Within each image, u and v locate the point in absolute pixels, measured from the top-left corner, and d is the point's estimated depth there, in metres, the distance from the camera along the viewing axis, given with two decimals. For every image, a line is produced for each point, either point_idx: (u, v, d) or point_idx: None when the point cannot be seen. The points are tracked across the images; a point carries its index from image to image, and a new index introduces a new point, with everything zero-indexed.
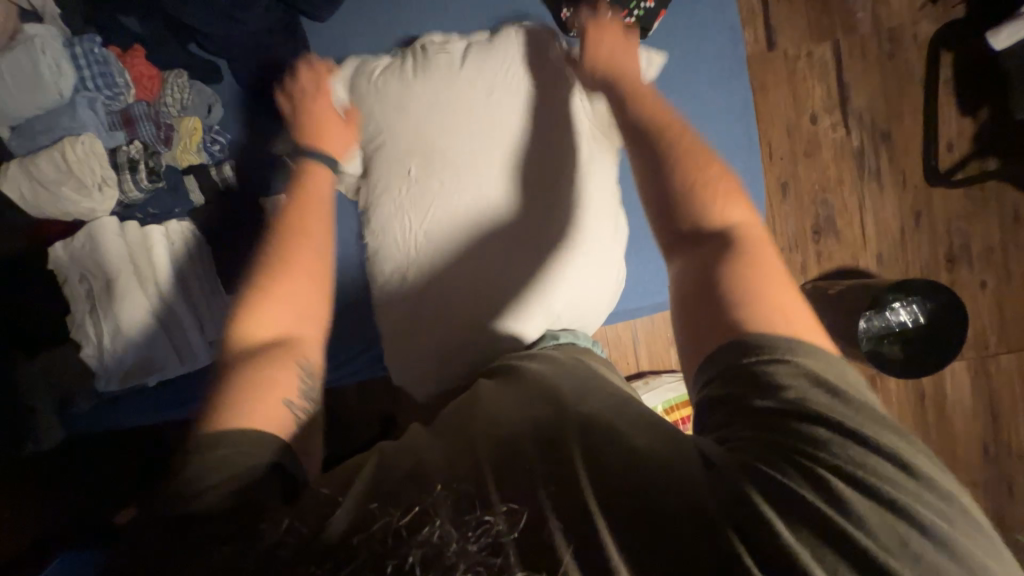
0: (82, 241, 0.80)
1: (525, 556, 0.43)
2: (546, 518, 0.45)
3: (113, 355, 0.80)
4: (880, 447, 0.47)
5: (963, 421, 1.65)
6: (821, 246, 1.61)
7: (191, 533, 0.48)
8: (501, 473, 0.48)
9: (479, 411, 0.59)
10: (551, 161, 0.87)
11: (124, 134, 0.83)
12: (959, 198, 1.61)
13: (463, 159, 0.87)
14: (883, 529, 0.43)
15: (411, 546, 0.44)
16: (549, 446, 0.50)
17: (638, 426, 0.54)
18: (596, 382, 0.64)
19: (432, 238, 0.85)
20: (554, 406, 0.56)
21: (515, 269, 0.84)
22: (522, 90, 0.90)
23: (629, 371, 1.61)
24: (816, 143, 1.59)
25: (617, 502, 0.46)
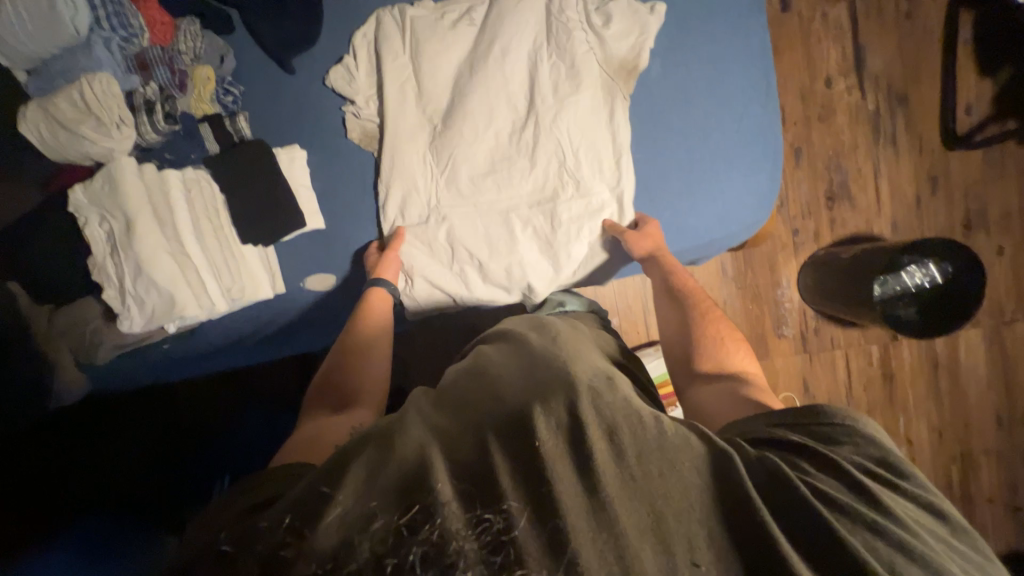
0: (101, 181, 0.72)
1: (529, 553, 0.46)
2: (552, 514, 0.48)
3: (136, 299, 0.74)
4: (869, 469, 0.57)
5: (977, 389, 1.64)
6: (834, 212, 1.59)
7: (236, 499, 0.56)
8: (510, 467, 0.51)
9: (485, 384, 0.63)
10: (562, 134, 0.88)
11: (139, 79, 0.77)
12: (976, 163, 1.58)
13: (490, 132, 0.89)
14: (888, 531, 0.50)
15: (414, 543, 0.46)
16: (555, 429, 0.54)
17: (640, 413, 0.57)
18: (590, 361, 0.68)
19: (459, 203, 0.90)
20: (557, 379, 0.60)
21: (533, 242, 0.91)
22: (533, 55, 0.89)
23: (640, 340, 1.62)
24: (830, 107, 1.56)
25: (620, 494, 0.50)
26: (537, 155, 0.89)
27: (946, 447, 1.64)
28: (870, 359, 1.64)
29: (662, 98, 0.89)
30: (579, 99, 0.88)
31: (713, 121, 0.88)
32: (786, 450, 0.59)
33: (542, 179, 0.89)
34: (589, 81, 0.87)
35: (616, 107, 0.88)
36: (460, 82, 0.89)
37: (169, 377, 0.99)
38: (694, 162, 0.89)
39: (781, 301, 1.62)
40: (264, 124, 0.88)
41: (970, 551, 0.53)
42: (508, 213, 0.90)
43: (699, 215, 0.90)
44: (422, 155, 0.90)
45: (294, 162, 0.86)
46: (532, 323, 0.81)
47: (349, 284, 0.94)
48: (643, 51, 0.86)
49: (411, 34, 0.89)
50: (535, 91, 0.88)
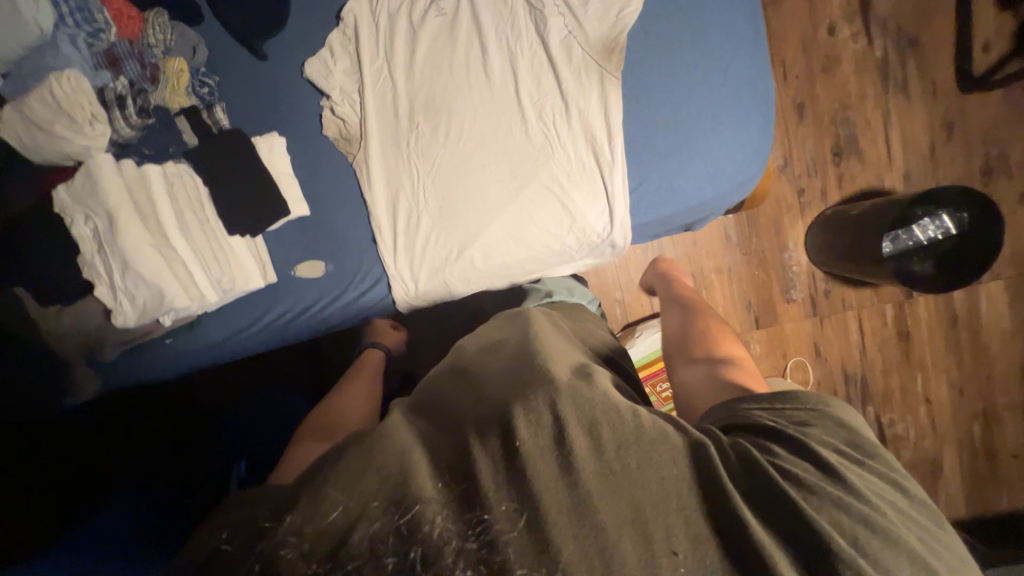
0: (81, 179, 0.74)
1: (518, 551, 0.47)
2: (534, 508, 0.49)
3: (127, 294, 0.77)
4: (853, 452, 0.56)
5: (1001, 343, 1.58)
6: (842, 169, 1.52)
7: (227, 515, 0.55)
8: (493, 468, 0.52)
9: (471, 389, 0.63)
10: (545, 139, 0.83)
11: (110, 75, 0.77)
12: (996, 104, 1.49)
13: (468, 134, 0.84)
14: (871, 512, 0.50)
15: (413, 543, 0.48)
16: (538, 427, 0.54)
17: (618, 405, 0.56)
18: (568, 355, 0.67)
19: (442, 209, 0.86)
20: (532, 377, 0.60)
21: (522, 251, 0.87)
22: (507, 47, 0.82)
23: (644, 312, 1.60)
24: (834, 57, 1.48)
25: (600, 487, 0.50)
26: (522, 158, 0.84)
27: (967, 404, 1.59)
28: (884, 319, 1.59)
29: (651, 75, 0.83)
30: (564, 90, 0.82)
31: (705, 83, 0.83)
32: (765, 436, 0.57)
33: (526, 184, 0.84)
34: (572, 71, 0.81)
35: (607, 94, 0.81)
36: (434, 78, 0.84)
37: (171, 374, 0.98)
38: (688, 135, 0.84)
39: (789, 264, 1.57)
40: (244, 114, 0.86)
41: (934, 527, 0.53)
42: (493, 223, 0.86)
43: (694, 188, 0.87)
44: (403, 160, 0.86)
45: (274, 149, 0.85)
46: (508, 317, 0.81)
47: (338, 270, 0.90)
48: (624, 25, 0.80)
49: (383, 29, 0.84)
50: (517, 87, 0.82)
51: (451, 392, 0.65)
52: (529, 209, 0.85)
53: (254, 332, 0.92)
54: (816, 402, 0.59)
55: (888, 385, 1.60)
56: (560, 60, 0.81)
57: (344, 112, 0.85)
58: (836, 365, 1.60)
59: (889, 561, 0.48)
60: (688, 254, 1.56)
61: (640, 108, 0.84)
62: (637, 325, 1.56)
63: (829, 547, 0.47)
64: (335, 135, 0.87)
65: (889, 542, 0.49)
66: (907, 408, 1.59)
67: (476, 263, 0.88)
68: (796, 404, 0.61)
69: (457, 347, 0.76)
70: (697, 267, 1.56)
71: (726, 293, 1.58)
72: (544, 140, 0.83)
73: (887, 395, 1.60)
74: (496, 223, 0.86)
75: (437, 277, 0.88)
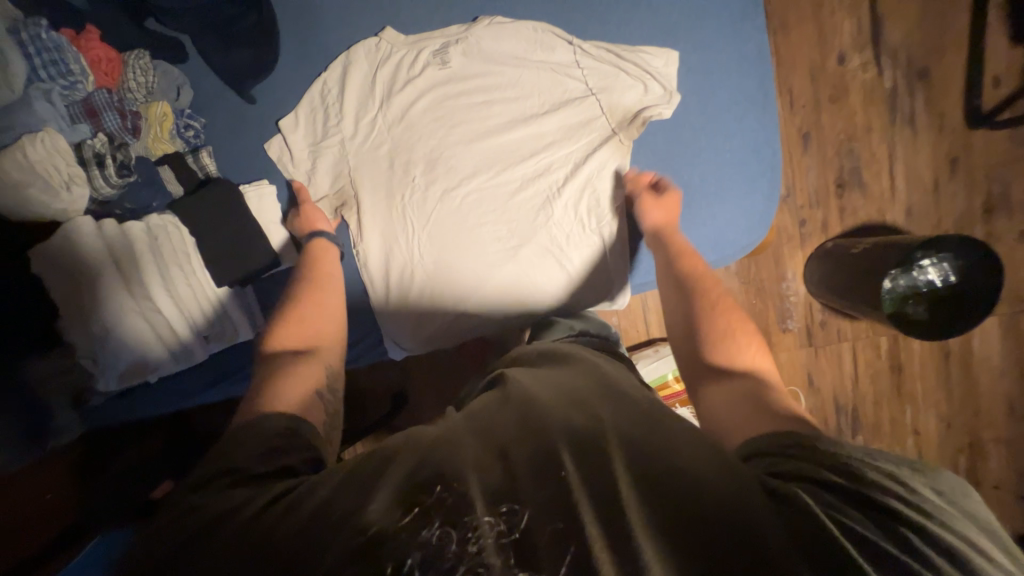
0: (58, 245, 0.70)
1: (533, 549, 0.38)
2: (560, 504, 0.40)
3: (111, 359, 0.74)
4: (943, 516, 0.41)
5: (990, 378, 1.59)
6: (844, 201, 1.51)
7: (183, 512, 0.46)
8: (525, 465, 0.44)
9: (496, 397, 0.56)
10: (546, 192, 0.84)
11: (88, 128, 0.72)
12: (1001, 140, 1.47)
13: (460, 180, 0.83)
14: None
15: (412, 547, 0.39)
16: (580, 427, 0.47)
17: (662, 419, 0.50)
18: (616, 378, 0.60)
19: (431, 253, 0.85)
20: (582, 397, 0.53)
21: (514, 300, 0.86)
22: (509, 100, 0.82)
23: (639, 339, 1.58)
24: (843, 87, 1.44)
25: (629, 488, 0.41)
26: (522, 217, 0.84)
27: (953, 436, 1.61)
28: (879, 351, 1.59)
29: (657, 139, 0.83)
30: (569, 158, 0.83)
31: (706, 141, 0.83)
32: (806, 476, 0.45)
33: (522, 236, 0.84)
34: (581, 138, 0.83)
35: (610, 156, 0.83)
36: (427, 126, 0.82)
37: (161, 409, 0.92)
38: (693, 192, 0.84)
39: (786, 294, 1.57)
40: (230, 158, 0.84)
41: None
42: (484, 265, 0.85)
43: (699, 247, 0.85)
44: (399, 213, 0.85)
45: (262, 198, 0.83)
46: (517, 352, 0.74)
47: None
48: (637, 90, 0.81)
49: (384, 78, 0.82)
50: (519, 144, 0.83)
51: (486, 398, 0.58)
52: (524, 261, 0.85)
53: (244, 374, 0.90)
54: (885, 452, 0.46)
55: (878, 415, 1.61)
56: (563, 120, 0.82)
57: (342, 160, 0.84)
58: (828, 395, 1.61)
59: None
60: None
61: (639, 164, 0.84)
62: (632, 353, 1.55)
63: None
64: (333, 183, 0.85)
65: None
66: (896, 439, 1.61)
67: (471, 319, 0.87)
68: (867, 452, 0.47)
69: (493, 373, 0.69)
70: None
71: None
72: (543, 193, 0.84)
73: (877, 426, 1.61)
74: (487, 265, 0.85)
75: (433, 337, 0.88)
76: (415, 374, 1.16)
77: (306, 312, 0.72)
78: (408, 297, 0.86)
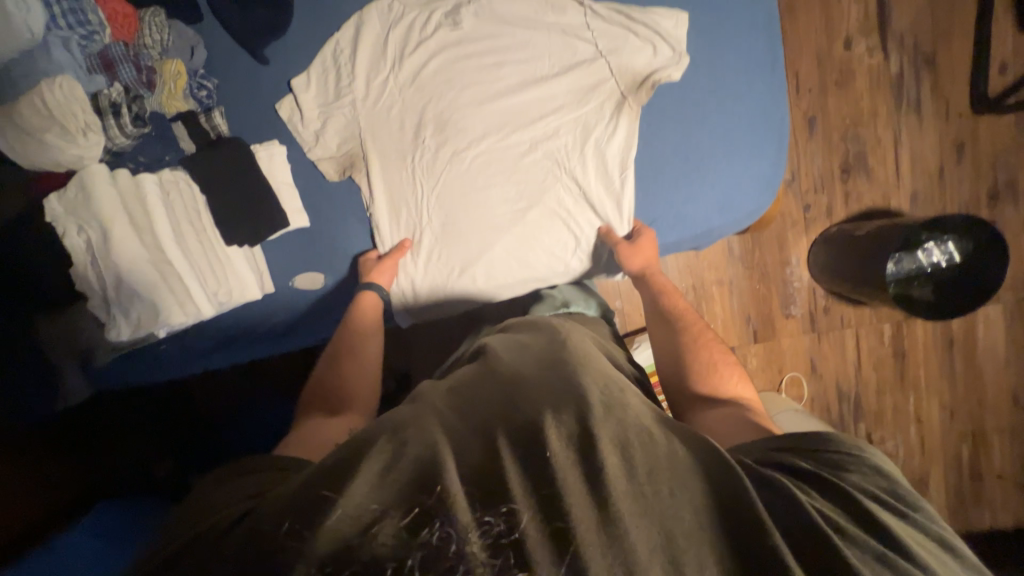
0: (75, 190, 0.71)
1: (534, 554, 0.41)
2: (558, 511, 0.43)
3: (121, 309, 0.75)
4: (889, 501, 0.53)
5: (994, 367, 1.59)
6: (849, 186, 1.51)
7: (194, 511, 0.50)
8: (520, 471, 0.46)
9: (492, 380, 0.60)
10: (555, 156, 0.85)
11: (104, 79, 0.74)
12: (1007, 128, 1.47)
13: (470, 143, 0.85)
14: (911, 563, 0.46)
15: (411, 548, 0.41)
16: (566, 435, 0.50)
17: (652, 429, 0.53)
18: (603, 370, 0.64)
19: (439, 214, 0.87)
20: (566, 384, 0.57)
21: (520, 262, 0.88)
22: (520, 63, 0.83)
23: (643, 323, 1.59)
24: (849, 72, 1.45)
25: (625, 497, 0.45)
26: (530, 181, 0.85)
27: (957, 426, 1.61)
28: (882, 339, 1.59)
29: (666, 102, 0.83)
30: (577, 122, 0.84)
31: (718, 106, 0.83)
32: (795, 475, 0.54)
33: (530, 199, 0.86)
34: (592, 101, 0.83)
35: (621, 120, 0.83)
36: (437, 88, 0.84)
37: (168, 375, 0.94)
38: (704, 159, 0.84)
39: (790, 280, 1.57)
40: (241, 118, 0.84)
41: None
42: (491, 228, 0.87)
43: (706, 215, 0.86)
44: (409, 175, 0.86)
45: (273, 159, 0.83)
46: (511, 330, 0.78)
47: (338, 283, 0.91)
48: (650, 54, 0.81)
49: (396, 40, 0.83)
50: (529, 107, 0.84)
51: (469, 386, 0.60)
52: (532, 223, 0.86)
53: (247, 341, 0.92)
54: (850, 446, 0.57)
55: (881, 403, 1.61)
56: (573, 83, 0.83)
57: (352, 120, 0.85)
58: (831, 382, 1.60)
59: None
60: (690, 266, 1.54)
61: (650, 129, 0.84)
62: (635, 336, 1.55)
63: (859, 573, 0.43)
64: (341, 144, 0.86)
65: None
66: (898, 427, 1.61)
67: (477, 281, 0.89)
68: (835, 449, 0.58)
69: (483, 347, 0.72)
70: (698, 280, 1.55)
71: (725, 307, 1.57)
72: (552, 157, 0.85)
73: (879, 414, 1.61)
74: (494, 228, 0.87)
75: (439, 297, 0.90)
76: (417, 350, 1.16)
77: (354, 352, 0.79)
78: (417, 258, 0.89)
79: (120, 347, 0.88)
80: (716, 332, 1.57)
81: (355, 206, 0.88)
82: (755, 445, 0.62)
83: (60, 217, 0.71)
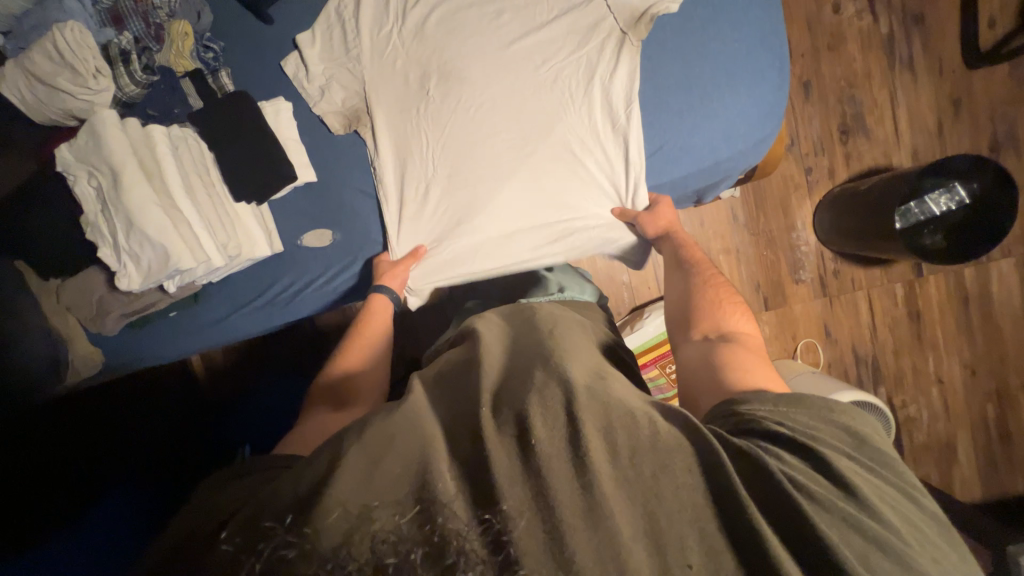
0: (85, 137, 0.72)
1: (527, 553, 0.43)
2: (548, 507, 0.45)
3: (131, 256, 0.74)
4: (864, 465, 0.53)
5: (1012, 321, 1.56)
6: (849, 147, 1.51)
7: (203, 500, 0.51)
8: (508, 460, 0.47)
9: (475, 371, 0.60)
10: (557, 98, 0.87)
11: (114, 32, 0.78)
12: (1001, 80, 1.49)
13: (472, 90, 0.87)
14: (885, 533, 0.46)
15: (415, 542, 0.43)
16: (553, 426, 0.50)
17: (634, 412, 0.52)
18: (588, 359, 0.65)
19: (445, 163, 0.89)
20: (544, 368, 0.58)
21: (527, 205, 0.90)
22: (518, 10, 0.87)
23: (652, 296, 1.56)
24: (840, 35, 1.47)
25: (615, 493, 0.46)
26: (533, 124, 0.87)
27: (980, 384, 1.57)
28: (895, 300, 1.57)
29: (665, 35, 0.85)
30: (577, 62, 0.87)
31: (716, 36, 0.84)
32: (776, 443, 0.52)
33: (533, 141, 0.88)
34: (592, 42, 0.86)
35: (622, 57, 0.85)
36: (439, 39, 0.87)
37: (184, 349, 0.95)
38: (705, 89, 0.85)
39: (797, 245, 1.55)
40: (247, 78, 0.85)
41: (948, 546, 0.49)
42: (495, 173, 0.89)
43: (709, 146, 0.88)
44: (414, 125, 0.89)
45: (279, 115, 0.84)
46: (504, 316, 0.80)
47: (344, 237, 0.90)
48: None
49: None
50: (529, 51, 0.87)
51: (453, 379, 0.62)
52: (536, 166, 0.88)
53: (246, 322, 0.93)
54: (823, 404, 0.56)
55: (900, 365, 1.57)
56: (570, 26, 0.86)
57: (358, 73, 0.87)
58: (847, 346, 1.57)
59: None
60: (695, 236, 1.53)
61: (650, 63, 0.85)
62: (645, 308, 1.53)
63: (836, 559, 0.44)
64: (348, 97, 0.88)
65: (901, 566, 0.45)
66: (920, 390, 1.57)
67: (484, 227, 0.91)
68: (808, 409, 0.56)
69: (472, 331, 0.73)
70: (704, 249, 1.54)
71: (734, 275, 1.55)
72: (553, 98, 0.87)
73: (899, 377, 1.57)
74: (499, 173, 0.89)
75: (446, 246, 0.91)
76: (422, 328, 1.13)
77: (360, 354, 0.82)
78: (424, 209, 0.90)
79: (126, 318, 0.87)
80: None
81: (361, 157, 0.89)
82: (723, 405, 0.60)
83: (74, 161, 0.73)
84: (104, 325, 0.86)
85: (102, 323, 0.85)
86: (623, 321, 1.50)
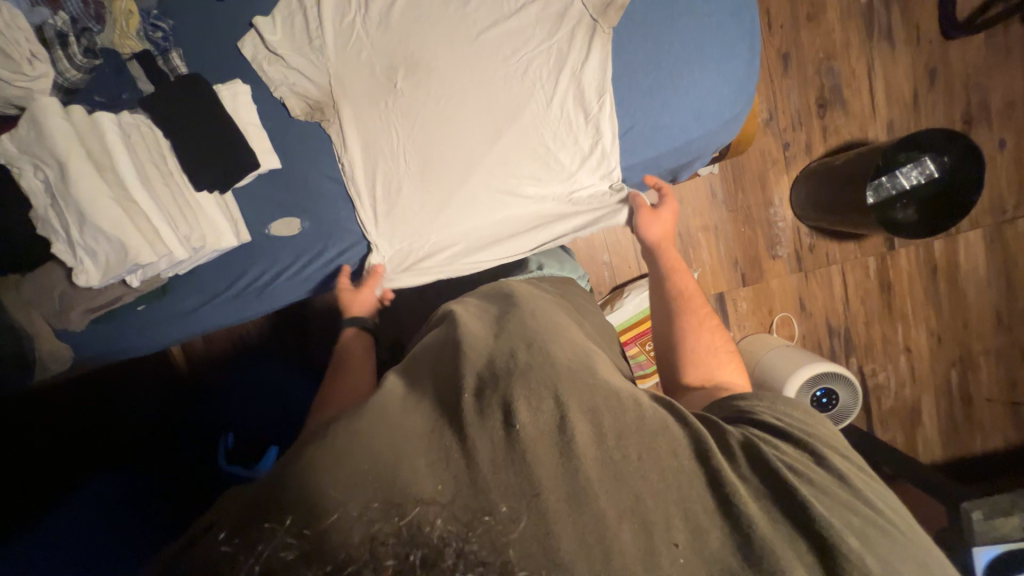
0: (26, 126, 0.70)
1: (528, 555, 0.42)
2: (535, 496, 0.45)
3: (88, 250, 0.73)
4: (838, 452, 0.57)
5: (978, 290, 1.61)
6: (827, 120, 1.51)
7: None
8: (493, 449, 0.48)
9: (456, 351, 0.60)
10: (529, 90, 0.85)
11: (48, 12, 0.72)
12: (978, 49, 1.49)
13: (441, 85, 0.84)
14: (868, 511, 0.49)
15: (414, 545, 0.41)
16: (540, 410, 0.50)
17: (621, 394, 0.54)
18: (570, 341, 0.65)
19: (416, 159, 0.87)
20: (529, 350, 0.58)
21: (502, 200, 0.90)
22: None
23: (632, 275, 1.57)
24: (819, 5, 1.45)
25: (602, 476, 0.47)
26: (505, 119, 0.86)
27: (944, 352, 1.63)
28: (868, 273, 1.60)
29: (637, 17, 0.82)
30: (549, 53, 0.84)
31: (688, 13, 0.82)
32: (770, 433, 0.57)
33: (507, 136, 0.86)
34: (562, 31, 0.83)
35: (593, 44, 0.82)
36: (405, 29, 0.83)
37: (155, 342, 0.92)
38: (677, 69, 0.84)
39: (774, 221, 1.57)
40: (201, 61, 0.81)
41: (907, 521, 0.53)
42: (469, 170, 0.88)
43: (682, 133, 0.87)
44: (383, 120, 0.86)
45: (238, 99, 0.80)
46: (482, 299, 0.81)
47: (315, 229, 0.88)
48: None
49: None
50: (498, 41, 0.83)
51: (428, 363, 0.62)
52: (510, 160, 0.88)
53: (226, 313, 0.91)
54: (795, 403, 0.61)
55: (870, 335, 1.62)
56: (541, 11, 0.83)
57: (320, 64, 0.83)
58: (821, 319, 1.61)
59: (899, 562, 0.46)
60: None
61: (623, 44, 0.83)
62: (625, 287, 1.54)
63: (831, 539, 0.45)
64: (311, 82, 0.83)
65: (877, 540, 0.47)
66: (889, 357, 1.63)
67: (459, 222, 0.91)
68: (793, 406, 0.61)
69: (448, 318, 0.72)
70: (683, 227, 1.55)
71: (712, 252, 1.56)
72: (525, 91, 0.85)
73: (869, 347, 1.63)
74: (472, 169, 0.87)
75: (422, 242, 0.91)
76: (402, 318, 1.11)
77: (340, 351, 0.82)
78: (398, 203, 0.89)
79: (91, 313, 0.84)
80: (704, 278, 1.57)
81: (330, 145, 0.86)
82: (723, 405, 0.65)
83: (17, 151, 0.70)
84: (65, 321, 0.82)
85: (60, 320, 0.82)
86: (604, 300, 1.52)
